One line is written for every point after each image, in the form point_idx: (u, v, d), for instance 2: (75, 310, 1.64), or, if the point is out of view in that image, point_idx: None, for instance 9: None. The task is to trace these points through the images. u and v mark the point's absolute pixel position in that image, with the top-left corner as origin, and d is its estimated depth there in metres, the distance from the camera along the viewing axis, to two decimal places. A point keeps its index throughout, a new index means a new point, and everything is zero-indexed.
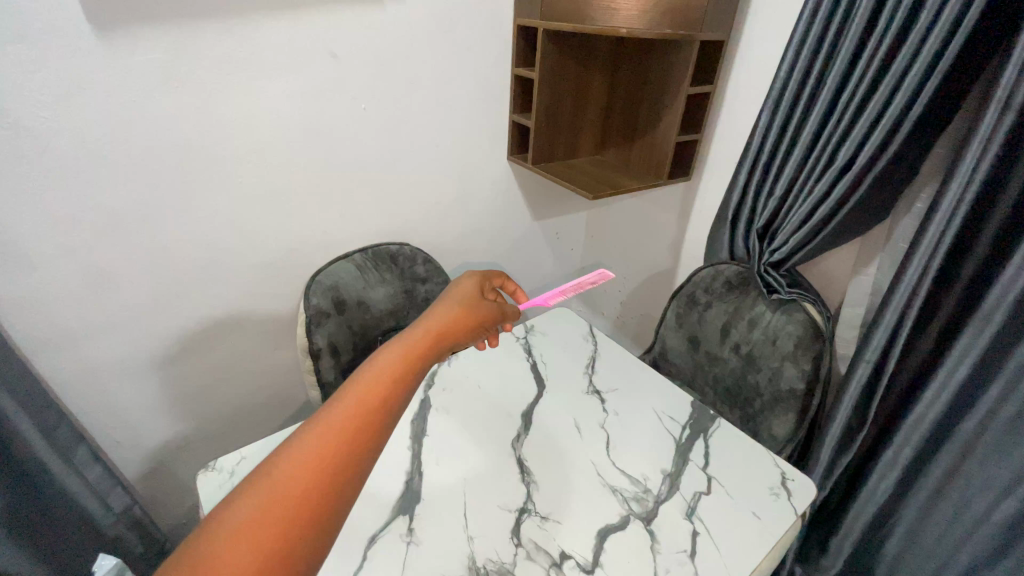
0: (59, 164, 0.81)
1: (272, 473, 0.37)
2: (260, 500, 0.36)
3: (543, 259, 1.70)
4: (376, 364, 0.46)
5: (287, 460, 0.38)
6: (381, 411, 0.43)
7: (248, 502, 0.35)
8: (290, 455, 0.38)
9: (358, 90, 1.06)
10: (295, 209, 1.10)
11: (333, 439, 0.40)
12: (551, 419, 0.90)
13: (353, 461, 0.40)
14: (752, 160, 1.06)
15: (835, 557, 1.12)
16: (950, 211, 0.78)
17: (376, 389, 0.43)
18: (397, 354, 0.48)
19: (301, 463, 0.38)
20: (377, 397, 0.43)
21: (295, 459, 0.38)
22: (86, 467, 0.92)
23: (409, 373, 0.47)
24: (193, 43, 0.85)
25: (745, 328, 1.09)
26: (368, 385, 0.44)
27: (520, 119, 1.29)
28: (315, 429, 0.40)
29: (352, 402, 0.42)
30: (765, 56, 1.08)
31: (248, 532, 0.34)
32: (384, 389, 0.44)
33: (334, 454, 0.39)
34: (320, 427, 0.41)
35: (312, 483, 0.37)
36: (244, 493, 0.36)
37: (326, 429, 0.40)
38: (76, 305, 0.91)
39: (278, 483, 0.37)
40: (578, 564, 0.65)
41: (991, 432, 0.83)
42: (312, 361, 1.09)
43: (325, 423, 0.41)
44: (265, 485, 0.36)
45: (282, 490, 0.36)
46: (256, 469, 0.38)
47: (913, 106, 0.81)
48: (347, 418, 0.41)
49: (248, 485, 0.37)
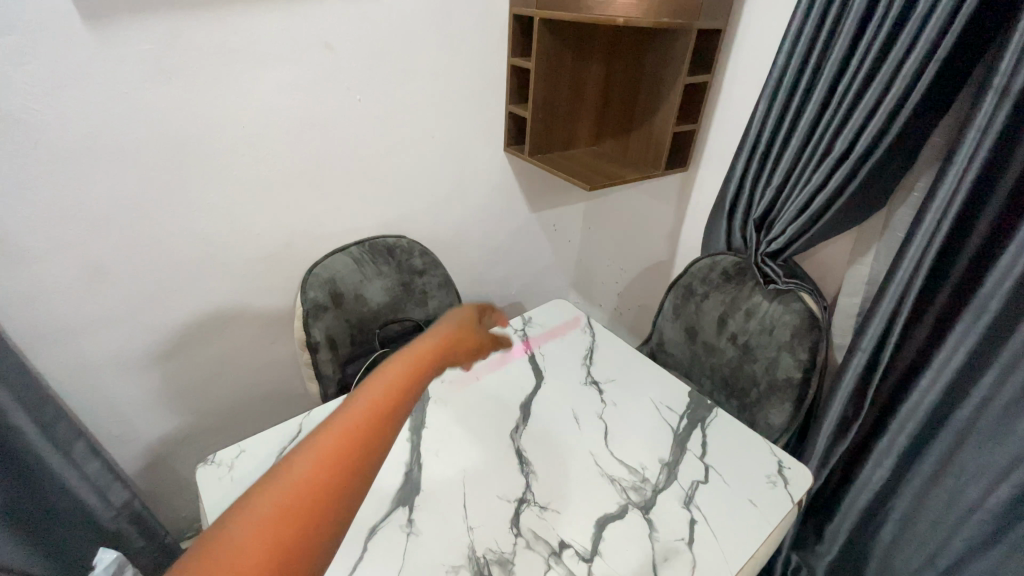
0: (52, 156, 0.80)
1: (291, 470, 0.36)
2: (275, 499, 0.35)
3: (540, 250, 1.70)
4: (390, 368, 0.45)
5: (304, 458, 0.37)
6: (398, 412, 0.42)
7: (264, 503, 0.34)
8: (307, 454, 0.37)
9: (353, 81, 1.05)
10: (291, 201, 1.09)
11: (351, 438, 0.39)
12: (550, 410, 0.90)
13: (368, 463, 0.38)
14: (750, 150, 1.06)
15: (830, 544, 1.13)
16: (947, 200, 0.78)
17: (392, 391, 0.43)
18: (409, 359, 0.47)
19: (318, 462, 0.37)
20: (392, 399, 0.42)
21: (313, 459, 0.37)
22: (86, 462, 0.90)
23: (420, 380, 0.46)
24: (183, 32, 0.84)
25: (742, 318, 1.09)
26: (383, 388, 0.43)
27: (516, 110, 1.28)
28: (334, 426, 0.39)
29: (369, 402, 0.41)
30: (763, 45, 1.08)
31: (262, 535, 0.33)
32: (399, 391, 0.43)
33: (347, 454, 0.38)
34: (337, 424, 0.39)
35: (327, 483, 0.36)
36: (264, 490, 0.35)
37: (345, 428, 0.39)
38: (72, 300, 0.91)
39: (297, 479, 0.36)
40: (577, 552, 0.66)
41: (985, 419, 0.84)
42: (310, 354, 1.08)
43: (345, 420, 0.40)
44: (285, 482, 0.36)
45: (300, 487, 0.35)
46: (274, 466, 0.37)
47: (910, 95, 0.81)
48: (365, 418, 0.40)
49: (269, 481, 0.36)
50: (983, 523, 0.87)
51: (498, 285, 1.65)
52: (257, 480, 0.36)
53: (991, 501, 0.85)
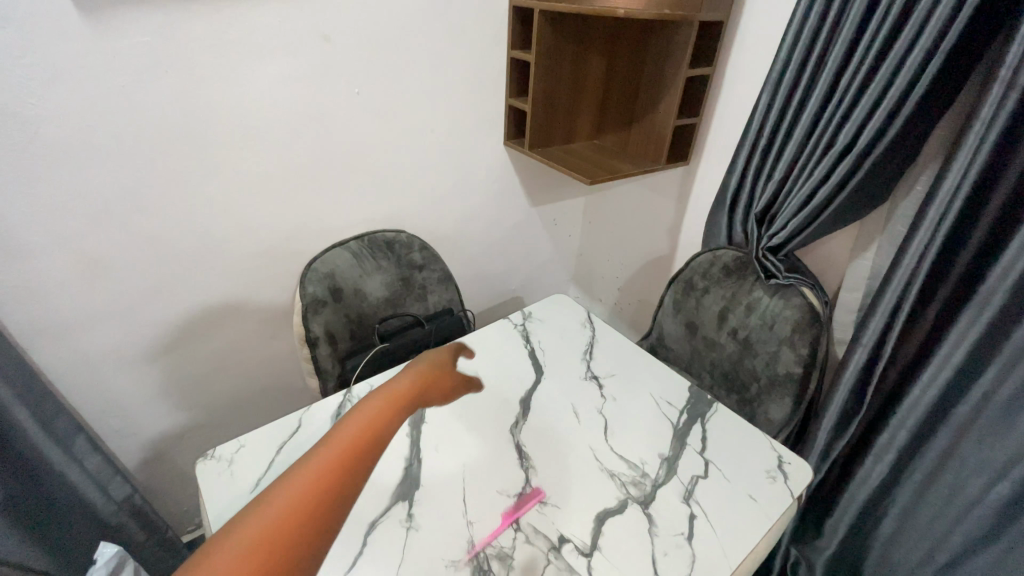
0: (49, 150, 0.80)
1: (280, 492, 0.34)
2: (263, 523, 0.32)
3: (540, 244, 1.69)
4: (378, 394, 0.44)
5: (293, 479, 0.35)
6: (387, 433, 0.41)
7: (247, 529, 0.32)
8: (296, 477, 0.35)
9: (352, 74, 1.04)
10: (290, 195, 1.08)
11: (340, 459, 0.37)
12: (550, 404, 0.90)
13: (359, 481, 0.37)
14: (752, 143, 1.06)
15: (829, 538, 1.13)
16: (951, 194, 0.78)
17: (382, 414, 0.42)
18: (395, 386, 0.46)
19: (308, 483, 0.35)
20: (381, 422, 0.41)
21: (303, 479, 0.35)
22: (86, 456, 0.91)
23: (407, 404, 0.45)
24: (180, 25, 0.83)
25: (743, 313, 1.09)
26: (370, 412, 0.42)
27: (516, 103, 1.27)
28: (324, 447, 0.38)
29: (360, 423, 0.40)
30: (765, 37, 1.07)
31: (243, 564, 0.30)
32: (388, 415, 0.42)
33: (337, 475, 0.36)
34: (326, 447, 0.38)
35: (316, 507, 0.34)
36: (250, 514, 0.33)
37: (333, 449, 0.37)
38: (71, 295, 0.90)
39: (285, 501, 0.33)
40: (576, 547, 0.66)
41: (986, 414, 0.84)
42: (309, 349, 1.08)
43: (336, 441, 0.38)
44: (272, 505, 0.33)
45: (287, 511, 0.33)
46: (261, 492, 0.34)
47: (915, 87, 0.80)
48: (357, 438, 0.39)
49: (256, 504, 0.33)
50: (982, 517, 0.87)
51: (498, 280, 1.65)
52: (242, 507, 0.34)
53: (992, 496, 0.85)
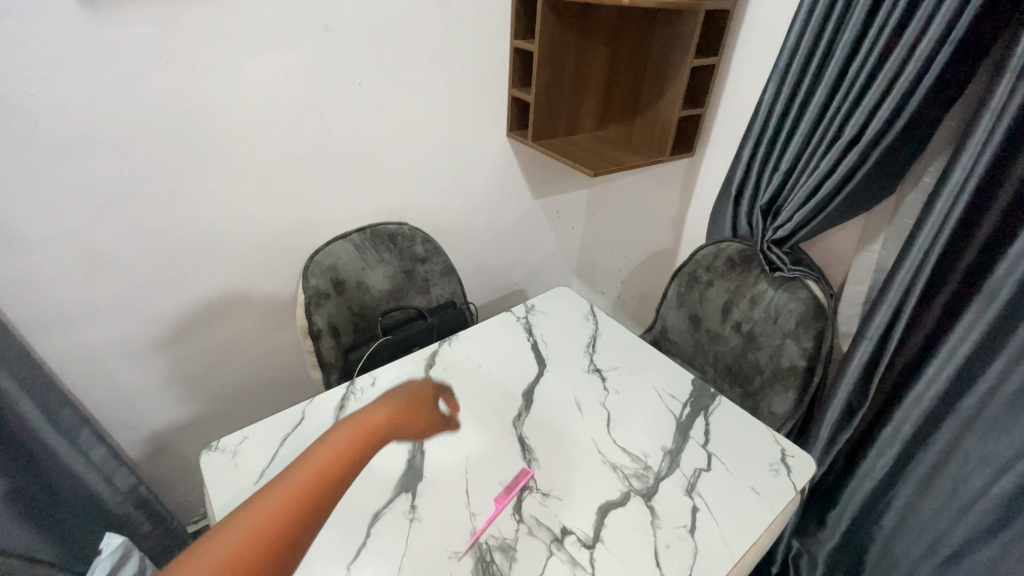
0: (50, 142, 0.79)
1: (238, 524, 0.41)
2: (218, 551, 0.39)
3: (542, 237, 1.69)
4: (337, 439, 0.50)
5: (250, 514, 0.41)
6: (337, 480, 0.46)
7: (206, 555, 0.38)
8: (252, 511, 0.42)
9: (353, 65, 1.03)
10: (292, 187, 1.08)
11: (294, 501, 0.43)
12: (553, 397, 0.90)
13: (306, 524, 0.43)
14: (758, 134, 1.04)
15: (832, 531, 1.13)
16: (960, 184, 0.77)
17: (335, 459, 0.48)
18: (356, 428, 0.52)
19: (259, 520, 0.41)
20: (334, 468, 0.47)
21: (256, 516, 0.41)
22: (92, 448, 0.91)
23: (362, 450, 0.50)
24: (180, 14, 0.82)
25: (747, 306, 1.08)
26: (328, 455, 0.48)
27: (519, 94, 1.26)
28: (279, 489, 0.44)
29: (314, 468, 0.46)
30: (772, 26, 1.05)
31: None
32: (340, 461, 0.48)
33: (290, 518, 0.42)
34: (279, 489, 0.44)
35: (266, 544, 0.40)
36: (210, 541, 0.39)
37: (286, 491, 0.44)
38: (74, 287, 0.90)
39: (239, 536, 0.40)
40: (579, 539, 0.66)
41: (991, 409, 0.83)
42: (312, 342, 1.08)
43: (289, 484, 0.44)
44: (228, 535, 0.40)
45: (241, 544, 0.40)
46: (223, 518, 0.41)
47: (925, 76, 0.79)
48: (308, 483, 0.45)
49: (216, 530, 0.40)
50: (985, 511, 0.86)
51: (500, 272, 1.65)
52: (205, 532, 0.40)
53: (995, 491, 0.85)
